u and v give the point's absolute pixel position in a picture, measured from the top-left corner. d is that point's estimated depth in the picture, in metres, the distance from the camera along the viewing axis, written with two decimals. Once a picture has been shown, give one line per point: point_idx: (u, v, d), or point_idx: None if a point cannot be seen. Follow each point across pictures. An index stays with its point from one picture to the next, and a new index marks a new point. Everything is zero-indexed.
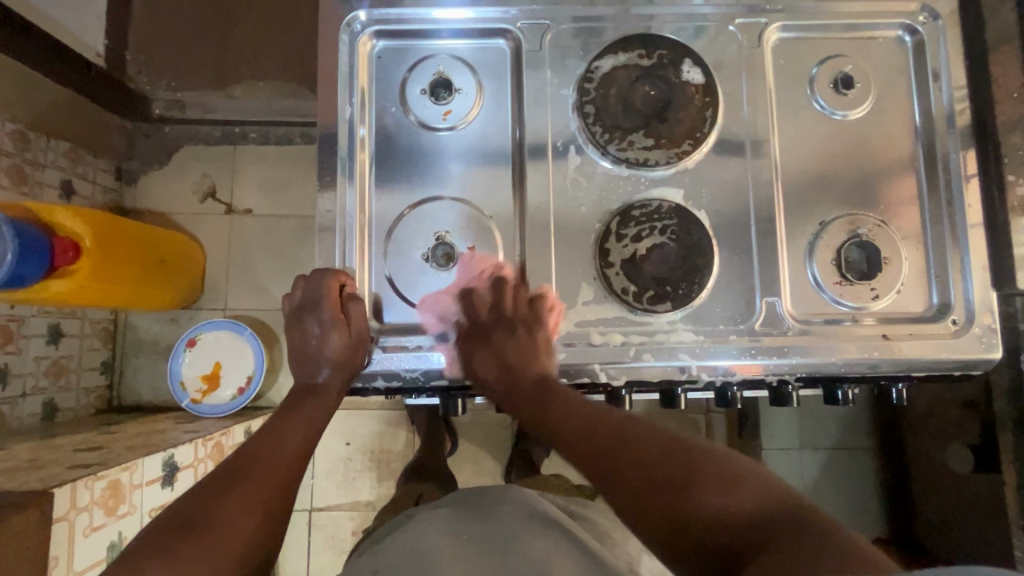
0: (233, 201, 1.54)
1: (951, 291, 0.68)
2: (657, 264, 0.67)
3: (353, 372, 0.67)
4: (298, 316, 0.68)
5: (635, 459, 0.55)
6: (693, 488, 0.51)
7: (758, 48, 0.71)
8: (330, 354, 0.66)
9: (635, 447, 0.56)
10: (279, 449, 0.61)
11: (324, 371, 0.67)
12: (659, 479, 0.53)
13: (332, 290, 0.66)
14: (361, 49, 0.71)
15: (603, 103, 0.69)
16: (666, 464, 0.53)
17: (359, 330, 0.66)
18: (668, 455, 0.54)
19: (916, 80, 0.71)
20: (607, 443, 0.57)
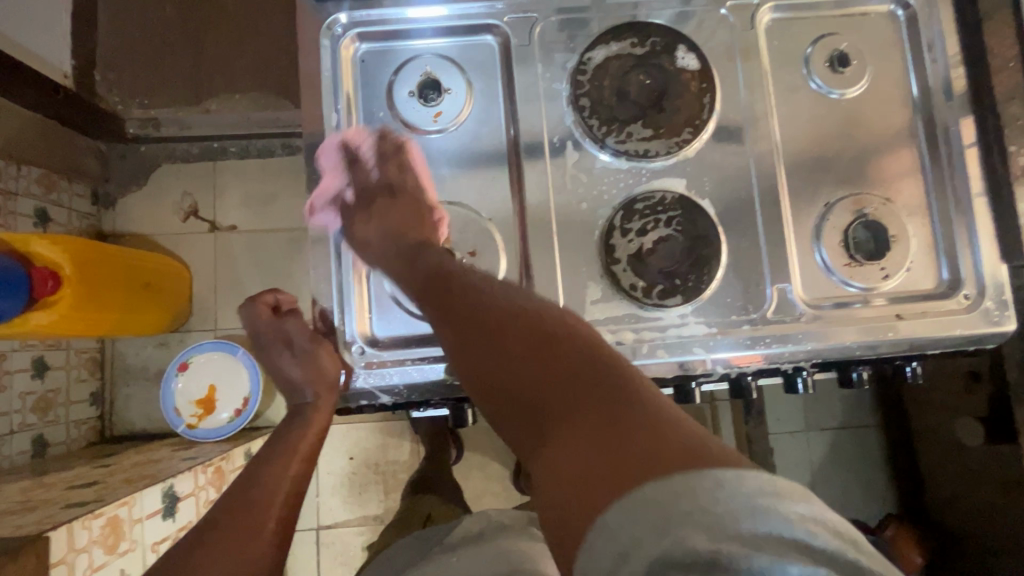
0: (217, 219, 1.50)
1: (962, 266, 0.67)
2: (665, 258, 0.65)
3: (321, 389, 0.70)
4: (263, 345, 0.77)
5: (493, 340, 0.50)
6: (544, 374, 0.44)
7: (751, 30, 0.69)
8: (295, 374, 0.72)
9: (503, 332, 0.50)
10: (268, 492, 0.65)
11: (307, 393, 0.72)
12: (518, 362, 0.46)
13: (264, 308, 0.78)
14: (343, 53, 0.68)
15: (598, 95, 0.67)
16: (524, 340, 0.48)
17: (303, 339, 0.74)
18: (529, 334, 0.48)
19: (911, 56, 0.70)
20: (468, 325, 0.53)
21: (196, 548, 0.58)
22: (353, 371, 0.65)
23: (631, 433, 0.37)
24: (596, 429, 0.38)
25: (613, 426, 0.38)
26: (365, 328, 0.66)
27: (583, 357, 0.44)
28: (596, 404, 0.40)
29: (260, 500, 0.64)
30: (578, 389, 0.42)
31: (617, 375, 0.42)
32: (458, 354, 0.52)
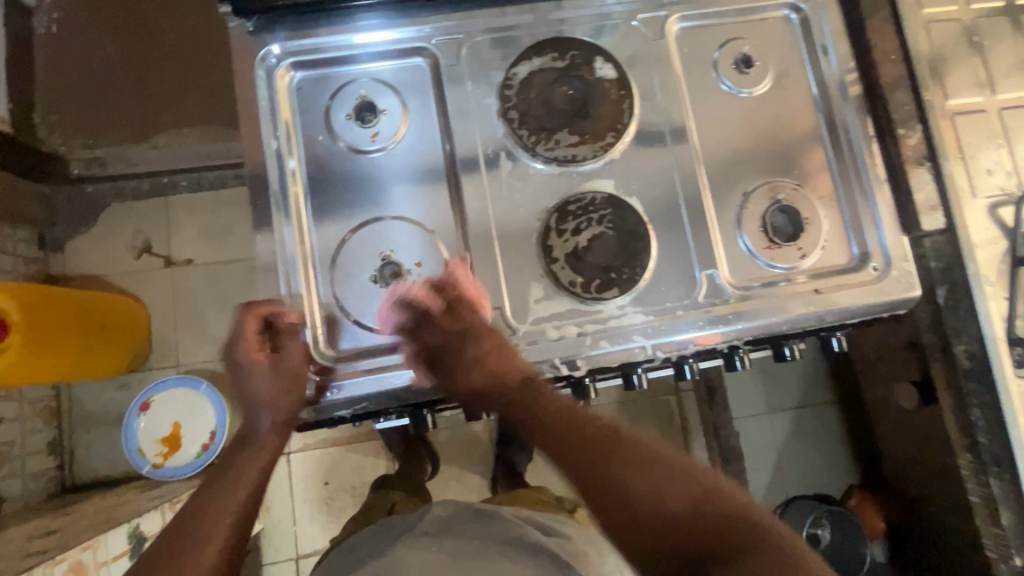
0: (172, 253, 1.50)
1: (869, 241, 0.73)
2: (600, 254, 0.69)
3: (290, 407, 0.65)
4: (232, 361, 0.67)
5: (612, 467, 0.57)
6: (674, 498, 0.54)
7: (662, 39, 0.75)
8: (260, 395, 0.64)
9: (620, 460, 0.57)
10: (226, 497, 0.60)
11: (263, 419, 0.65)
12: (653, 486, 0.55)
13: (253, 326, 0.66)
14: (280, 81, 0.71)
15: (526, 107, 0.71)
16: (641, 470, 0.56)
17: (302, 368, 0.65)
18: (642, 462, 0.57)
19: (808, 53, 0.77)
20: (584, 445, 0.59)
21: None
22: (308, 388, 0.65)
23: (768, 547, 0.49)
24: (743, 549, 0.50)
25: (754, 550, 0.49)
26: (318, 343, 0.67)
27: (698, 486, 0.55)
28: (732, 532, 0.51)
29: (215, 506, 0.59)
30: (705, 520, 0.52)
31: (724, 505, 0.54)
32: (577, 464, 0.58)
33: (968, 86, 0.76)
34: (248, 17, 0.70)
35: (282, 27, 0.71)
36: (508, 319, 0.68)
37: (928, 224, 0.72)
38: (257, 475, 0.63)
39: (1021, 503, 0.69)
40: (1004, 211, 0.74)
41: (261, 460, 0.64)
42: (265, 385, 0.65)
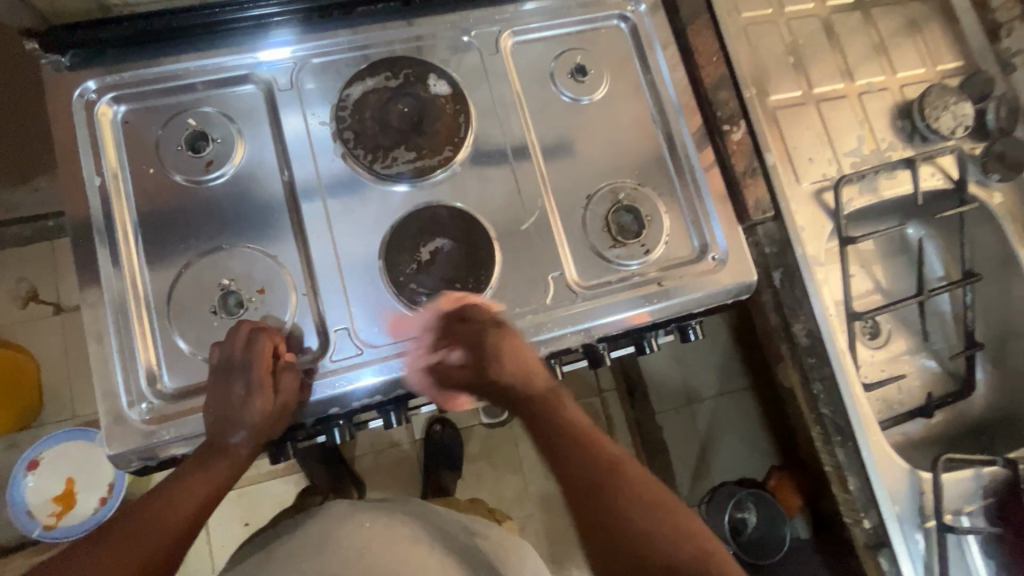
0: (62, 299, 1.43)
1: (706, 233, 0.77)
2: (444, 265, 0.70)
3: (269, 433, 0.63)
4: (221, 375, 0.61)
5: (584, 477, 0.60)
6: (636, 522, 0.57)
7: (496, 53, 0.77)
8: (247, 418, 0.60)
9: (583, 465, 0.60)
10: (173, 509, 0.58)
11: (234, 432, 0.60)
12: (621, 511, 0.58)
13: (265, 351, 0.62)
14: (102, 116, 0.69)
15: (361, 128, 0.72)
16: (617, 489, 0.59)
17: (289, 399, 0.63)
18: (612, 477, 0.60)
19: (639, 59, 0.80)
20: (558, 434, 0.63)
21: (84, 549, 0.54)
22: (139, 429, 0.62)
23: None
24: None
25: None
26: (155, 380, 0.65)
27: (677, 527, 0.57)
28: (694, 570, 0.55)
29: (156, 518, 0.57)
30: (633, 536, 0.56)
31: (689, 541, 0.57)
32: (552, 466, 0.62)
33: (785, 82, 0.82)
34: (60, 53, 0.68)
35: (100, 61, 0.69)
36: (356, 339, 0.68)
37: (757, 212, 0.77)
38: (224, 480, 0.61)
39: (865, 468, 0.74)
40: (827, 195, 0.80)
41: (228, 466, 0.60)
42: (259, 407, 0.61)
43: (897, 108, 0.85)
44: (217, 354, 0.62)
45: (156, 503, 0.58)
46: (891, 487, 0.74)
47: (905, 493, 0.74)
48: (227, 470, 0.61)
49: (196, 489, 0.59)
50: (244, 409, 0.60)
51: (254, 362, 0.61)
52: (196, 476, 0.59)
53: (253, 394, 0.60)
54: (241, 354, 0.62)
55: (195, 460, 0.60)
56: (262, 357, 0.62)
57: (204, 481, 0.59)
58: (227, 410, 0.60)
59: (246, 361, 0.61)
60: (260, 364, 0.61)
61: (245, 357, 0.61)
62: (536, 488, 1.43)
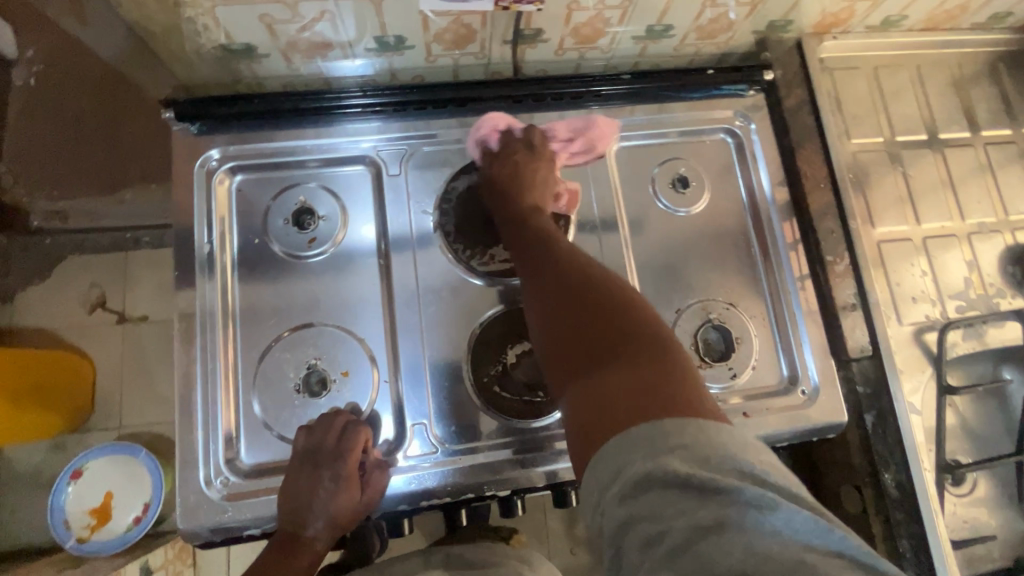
0: (126, 310, 1.47)
1: (797, 363, 0.74)
2: (528, 371, 0.69)
3: (348, 527, 0.62)
4: (308, 466, 0.60)
5: (557, 289, 0.57)
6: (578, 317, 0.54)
7: (601, 157, 0.77)
8: (332, 511, 0.61)
9: (566, 287, 0.57)
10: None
11: (316, 525, 0.60)
12: (568, 316, 0.55)
13: (357, 445, 0.62)
14: (220, 184, 0.71)
15: (461, 221, 0.73)
16: (575, 300, 0.55)
17: (373, 496, 0.63)
18: (577, 291, 0.56)
19: (742, 175, 0.79)
20: (591, 308, 0.54)
21: None
22: (213, 506, 0.62)
23: (651, 371, 0.47)
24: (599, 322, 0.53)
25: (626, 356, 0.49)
26: (234, 455, 0.65)
27: (631, 325, 0.52)
28: (631, 353, 0.49)
29: None
30: (648, 347, 0.50)
31: (638, 331, 0.51)
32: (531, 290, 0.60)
33: (892, 213, 0.80)
34: (191, 122, 0.71)
35: (225, 130, 0.72)
36: (434, 437, 0.66)
37: (854, 349, 0.74)
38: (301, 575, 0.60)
39: None
40: (928, 336, 0.76)
41: (308, 561, 0.60)
42: (345, 501, 0.61)
43: (1009, 253, 0.81)
44: (310, 441, 0.62)
45: None
46: None
47: None
48: (306, 566, 0.60)
49: None
50: (332, 503, 0.61)
51: (345, 454, 0.61)
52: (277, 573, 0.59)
53: (346, 488, 0.61)
54: (334, 445, 0.61)
55: (273, 555, 0.59)
56: (354, 450, 0.62)
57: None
58: (314, 503, 0.60)
59: (339, 452, 0.61)
60: (352, 458, 0.61)
61: (337, 448, 0.61)
62: (559, 562, 1.37)
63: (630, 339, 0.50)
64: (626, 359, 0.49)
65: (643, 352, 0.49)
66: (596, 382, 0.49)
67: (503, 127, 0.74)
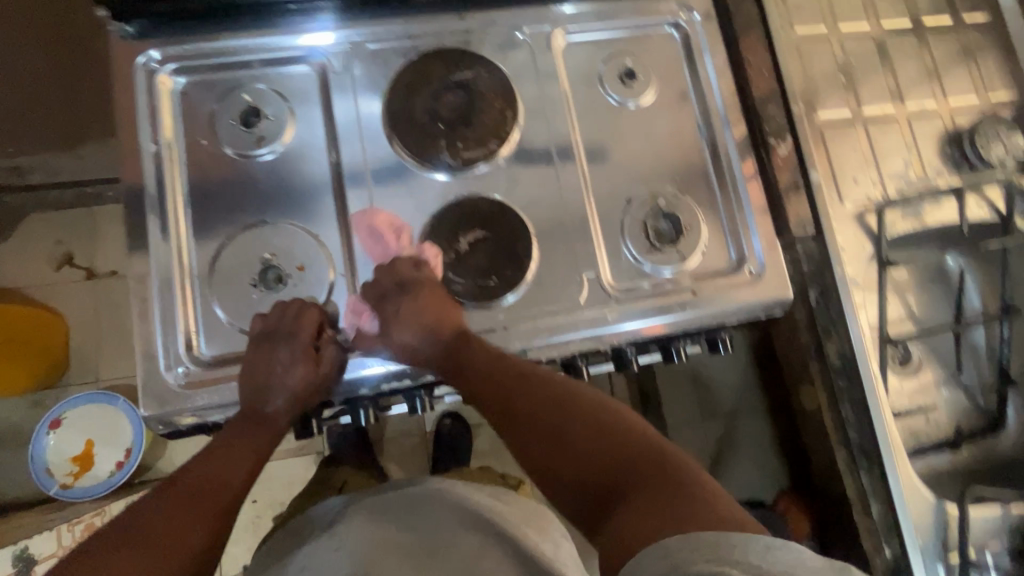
0: (95, 265, 1.46)
1: (743, 245, 0.76)
2: (481, 258, 0.71)
3: (307, 403, 0.64)
4: (263, 346, 0.62)
5: (541, 426, 0.58)
6: (574, 453, 0.55)
7: (548, 52, 0.78)
8: (288, 386, 0.62)
9: (552, 415, 0.58)
10: (216, 483, 0.58)
11: (276, 400, 0.62)
12: (565, 454, 0.55)
13: (311, 325, 0.64)
14: (162, 85, 0.71)
15: (410, 117, 0.73)
16: (567, 430, 0.57)
17: (329, 373, 0.64)
18: (563, 423, 0.57)
19: (689, 67, 0.80)
20: (596, 444, 0.55)
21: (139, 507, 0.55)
22: (174, 391, 0.64)
23: (670, 491, 0.48)
24: (597, 453, 0.54)
25: (643, 484, 0.50)
26: (192, 345, 0.66)
27: (628, 446, 0.54)
28: (645, 475, 0.51)
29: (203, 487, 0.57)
30: (653, 472, 0.51)
31: (639, 452, 0.53)
32: (515, 428, 0.59)
33: (835, 101, 0.82)
34: (128, 23, 0.70)
35: (164, 33, 0.71)
36: None
37: (797, 228, 0.76)
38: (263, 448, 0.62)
39: (890, 494, 0.73)
40: (868, 216, 0.79)
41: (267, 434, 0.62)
42: (300, 375, 0.62)
43: (947, 135, 0.83)
44: (264, 324, 0.64)
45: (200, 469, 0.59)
46: (915, 517, 0.73)
47: (927, 522, 0.73)
48: (266, 438, 0.62)
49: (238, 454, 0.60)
50: (286, 379, 0.62)
51: (298, 333, 0.63)
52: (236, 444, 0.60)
53: (298, 364, 0.62)
54: (288, 326, 0.63)
55: (235, 430, 0.61)
56: (306, 329, 0.64)
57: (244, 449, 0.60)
58: (269, 378, 0.62)
59: (292, 331, 0.63)
60: (303, 335, 0.63)
61: (292, 328, 0.63)
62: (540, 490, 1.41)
63: (640, 464, 0.52)
64: (644, 490, 0.49)
65: (656, 473, 0.51)
66: (623, 522, 0.48)
67: (386, 223, 0.70)
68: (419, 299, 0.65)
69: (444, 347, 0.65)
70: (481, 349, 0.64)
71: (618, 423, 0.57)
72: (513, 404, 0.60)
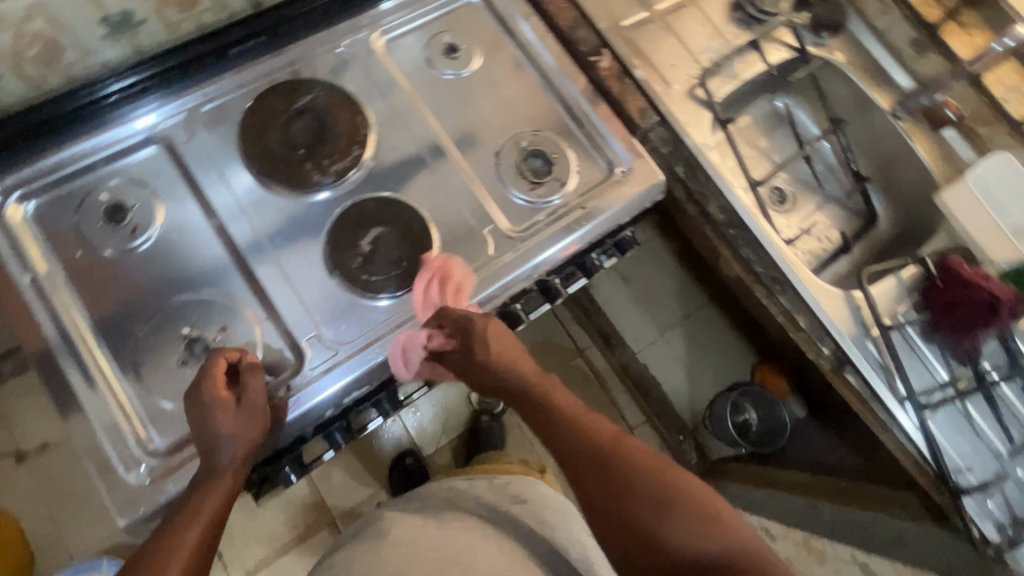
0: (21, 445, 1.35)
1: (606, 152, 0.84)
2: (387, 250, 0.75)
3: (259, 435, 0.63)
4: (192, 400, 0.62)
5: (625, 487, 0.59)
6: (665, 519, 0.57)
7: (372, 56, 0.83)
8: (230, 425, 0.61)
9: (631, 477, 0.60)
10: (178, 544, 0.56)
11: (226, 444, 0.61)
12: (654, 518, 0.57)
13: (225, 364, 0.64)
14: (12, 217, 0.70)
15: (270, 155, 0.76)
16: (653, 496, 0.58)
17: (260, 398, 0.64)
18: (649, 481, 0.59)
19: (500, 24, 0.88)
20: (684, 513, 0.57)
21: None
22: (144, 488, 0.63)
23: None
24: (690, 524, 0.56)
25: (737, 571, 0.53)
26: (144, 441, 0.65)
27: (717, 521, 0.57)
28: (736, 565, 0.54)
29: (171, 545, 0.56)
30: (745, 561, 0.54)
31: (731, 534, 0.56)
32: (592, 481, 0.61)
33: (631, 7, 0.92)
34: None
35: None
36: (329, 342, 0.71)
37: (644, 121, 0.86)
38: (228, 494, 0.60)
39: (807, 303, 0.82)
40: (697, 90, 0.90)
41: (228, 477, 0.60)
42: (238, 410, 0.62)
43: None
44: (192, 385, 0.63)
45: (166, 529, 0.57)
46: (834, 313, 0.82)
47: (847, 314, 0.83)
48: (230, 484, 0.61)
49: (204, 504, 0.59)
50: (222, 422, 0.61)
51: (219, 372, 0.63)
52: (202, 495, 0.59)
53: (230, 401, 0.62)
54: (208, 371, 0.63)
55: (196, 488, 0.60)
56: (224, 367, 0.63)
57: (209, 498, 0.59)
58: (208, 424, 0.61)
59: (213, 373, 0.63)
60: (224, 374, 0.63)
61: (211, 374, 0.63)
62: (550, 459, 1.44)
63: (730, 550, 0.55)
64: None
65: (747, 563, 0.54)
66: None
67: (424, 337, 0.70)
68: (487, 365, 0.68)
69: (522, 396, 0.69)
70: (571, 414, 0.66)
71: (708, 496, 0.59)
72: (590, 464, 0.61)
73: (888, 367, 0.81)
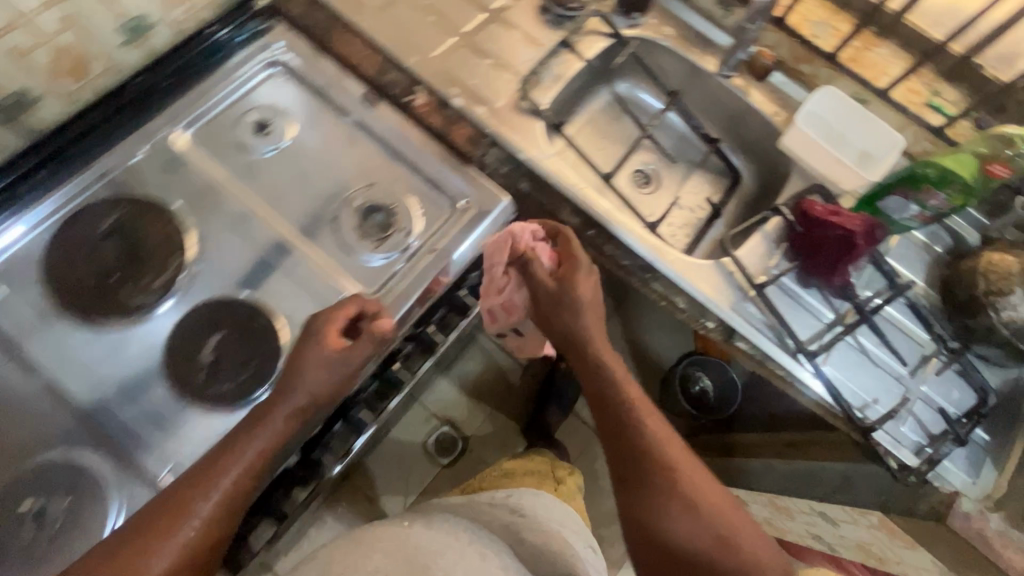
0: None
1: (445, 188, 0.82)
2: (231, 356, 0.70)
3: (320, 402, 0.64)
4: (300, 348, 0.65)
5: (660, 489, 0.68)
6: (685, 524, 0.66)
7: (176, 155, 0.79)
8: (306, 387, 0.63)
9: (669, 480, 0.68)
10: (173, 522, 0.57)
11: (279, 414, 0.62)
12: (681, 517, 0.66)
13: (351, 305, 0.68)
14: None
15: (86, 289, 0.71)
16: (685, 505, 0.67)
17: (361, 351, 0.66)
18: (683, 489, 0.68)
19: (305, 88, 0.85)
20: (706, 518, 0.66)
21: (155, 515, 0.57)
22: None
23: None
24: (709, 535, 0.65)
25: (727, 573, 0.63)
26: None
27: (738, 540, 0.65)
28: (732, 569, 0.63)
29: (176, 512, 0.57)
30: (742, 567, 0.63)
31: (746, 548, 0.64)
32: (627, 485, 0.70)
33: (436, 37, 0.90)
34: None
35: None
36: None
37: (474, 148, 0.84)
38: (259, 455, 0.61)
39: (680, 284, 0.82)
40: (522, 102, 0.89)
41: (261, 440, 0.61)
42: (318, 371, 0.63)
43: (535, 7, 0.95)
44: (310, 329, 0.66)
45: (182, 489, 0.59)
46: (707, 287, 0.82)
47: (720, 284, 0.82)
48: (261, 447, 0.61)
49: (241, 457, 0.60)
50: (310, 385, 0.63)
51: (338, 316, 0.67)
52: (249, 445, 0.60)
53: (312, 369, 0.63)
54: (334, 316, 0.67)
55: (252, 426, 0.61)
56: (348, 306, 0.67)
57: (234, 465, 0.59)
58: (285, 394, 0.63)
59: (343, 310, 0.67)
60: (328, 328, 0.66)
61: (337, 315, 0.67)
62: None
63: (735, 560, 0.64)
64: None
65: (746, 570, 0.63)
66: None
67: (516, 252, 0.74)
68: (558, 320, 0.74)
69: (585, 353, 0.75)
70: (641, 425, 0.72)
71: (743, 518, 0.67)
72: (633, 465, 0.70)
73: (772, 324, 0.81)
